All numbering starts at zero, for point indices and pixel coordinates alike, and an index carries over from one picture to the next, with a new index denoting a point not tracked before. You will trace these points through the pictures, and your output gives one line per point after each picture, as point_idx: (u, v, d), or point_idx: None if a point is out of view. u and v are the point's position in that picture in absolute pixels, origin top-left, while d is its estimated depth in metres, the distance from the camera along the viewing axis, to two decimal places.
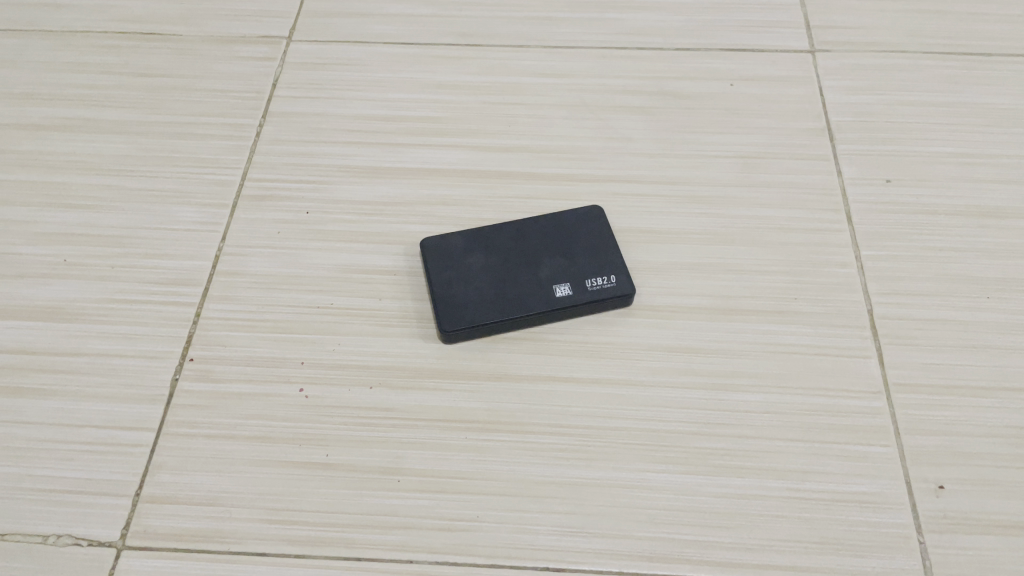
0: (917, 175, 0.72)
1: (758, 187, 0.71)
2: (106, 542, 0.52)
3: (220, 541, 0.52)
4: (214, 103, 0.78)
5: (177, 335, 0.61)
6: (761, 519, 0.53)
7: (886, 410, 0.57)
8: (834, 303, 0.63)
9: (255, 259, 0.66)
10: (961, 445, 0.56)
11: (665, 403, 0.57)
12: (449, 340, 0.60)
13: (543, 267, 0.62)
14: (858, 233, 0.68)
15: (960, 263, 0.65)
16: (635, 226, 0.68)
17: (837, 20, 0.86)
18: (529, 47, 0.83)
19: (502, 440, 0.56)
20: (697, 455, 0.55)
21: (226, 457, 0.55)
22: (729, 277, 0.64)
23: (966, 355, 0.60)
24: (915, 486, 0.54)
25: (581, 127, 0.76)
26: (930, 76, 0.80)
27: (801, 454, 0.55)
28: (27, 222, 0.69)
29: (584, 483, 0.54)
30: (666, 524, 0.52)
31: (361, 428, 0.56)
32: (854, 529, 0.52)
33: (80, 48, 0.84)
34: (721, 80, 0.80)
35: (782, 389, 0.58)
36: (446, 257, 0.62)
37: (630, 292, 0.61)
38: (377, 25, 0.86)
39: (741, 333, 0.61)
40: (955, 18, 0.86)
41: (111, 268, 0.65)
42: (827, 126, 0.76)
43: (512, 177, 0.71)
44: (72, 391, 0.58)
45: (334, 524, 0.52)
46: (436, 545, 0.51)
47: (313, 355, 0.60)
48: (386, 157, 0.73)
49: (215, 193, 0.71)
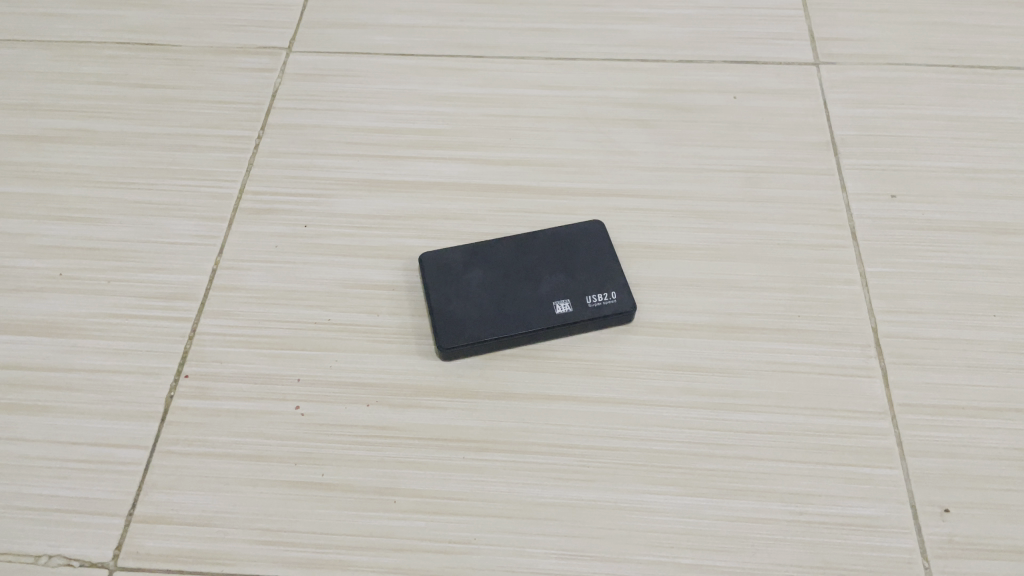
0: (923, 190, 0.71)
1: (762, 201, 0.70)
2: (99, 563, 0.51)
3: (213, 562, 0.51)
4: (213, 114, 0.78)
5: (174, 351, 0.61)
6: (763, 543, 0.52)
7: (891, 431, 0.56)
8: (838, 321, 0.62)
9: (253, 273, 0.65)
10: (966, 468, 0.55)
11: (666, 422, 0.57)
12: (448, 357, 0.59)
13: (543, 283, 0.61)
14: (863, 249, 0.67)
15: (966, 280, 0.64)
16: (637, 241, 0.67)
17: (842, 32, 0.86)
18: (531, 59, 0.83)
19: (500, 460, 0.55)
20: (698, 476, 0.54)
21: (221, 476, 0.54)
22: (732, 294, 0.64)
23: (973, 375, 0.59)
24: (921, 509, 0.53)
25: (582, 140, 0.75)
26: (936, 89, 0.79)
27: (804, 476, 0.54)
28: (24, 235, 0.68)
29: (583, 505, 0.53)
30: (667, 548, 0.52)
31: (357, 447, 0.55)
32: (858, 554, 0.51)
33: (80, 58, 0.83)
34: (724, 92, 0.79)
35: (784, 410, 0.57)
36: (444, 273, 0.62)
37: (631, 309, 0.60)
38: (378, 36, 0.86)
39: (744, 351, 0.60)
40: (961, 30, 0.85)
41: (107, 282, 0.65)
42: (832, 140, 0.75)
43: (512, 191, 0.71)
44: (66, 408, 0.57)
45: (329, 545, 0.51)
46: (432, 568, 0.51)
47: (310, 372, 0.59)
48: (386, 169, 0.73)
49: (213, 206, 0.70)
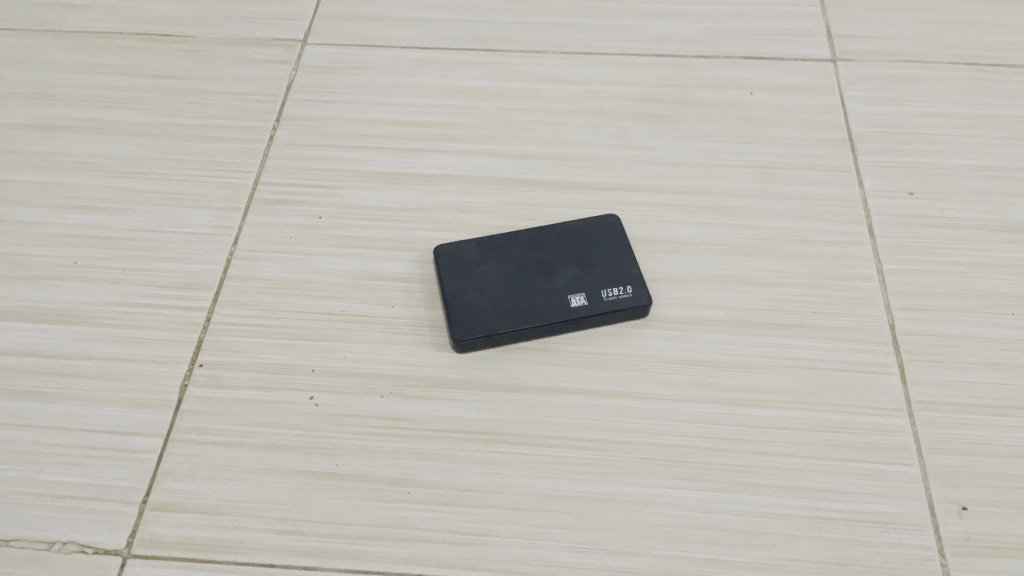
0: (940, 188, 0.70)
1: (777, 198, 0.70)
2: (113, 550, 0.51)
3: (227, 551, 0.51)
4: (227, 106, 0.78)
5: (188, 340, 0.61)
6: (779, 538, 0.51)
7: (907, 428, 0.56)
8: (856, 318, 0.62)
9: (268, 264, 0.65)
10: (985, 466, 0.54)
11: (681, 417, 0.56)
12: (462, 349, 0.59)
13: (558, 276, 0.61)
14: (880, 246, 0.66)
15: (984, 278, 0.64)
16: (652, 235, 0.67)
17: (858, 29, 0.85)
18: (546, 53, 0.83)
19: (514, 452, 0.55)
20: (714, 471, 0.54)
21: (234, 465, 0.54)
22: (749, 290, 0.63)
23: (991, 374, 0.58)
24: (938, 507, 0.53)
25: (597, 134, 0.75)
26: (953, 87, 0.79)
27: (820, 472, 0.54)
28: (38, 223, 0.68)
29: (597, 498, 0.53)
30: (682, 542, 0.51)
31: (372, 438, 0.55)
32: (874, 550, 0.51)
33: (95, 49, 0.84)
34: (739, 88, 0.79)
35: (800, 406, 0.57)
36: (459, 265, 0.62)
37: (647, 303, 0.60)
38: (393, 29, 0.85)
39: (760, 346, 0.60)
40: (978, 28, 0.85)
41: (121, 271, 0.65)
42: (849, 136, 0.75)
43: (527, 185, 0.70)
44: (80, 396, 0.57)
45: (343, 535, 0.51)
46: (446, 560, 0.50)
47: (324, 362, 0.59)
48: (401, 162, 0.72)
49: (228, 197, 0.70)
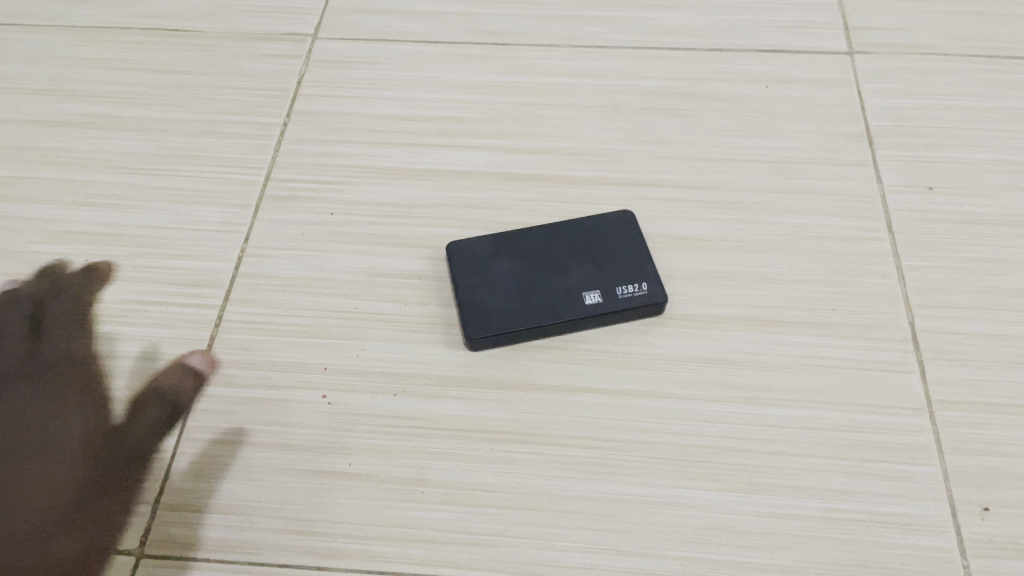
0: (959, 183, 0.69)
1: (794, 193, 0.69)
2: (125, 550, 0.50)
3: (240, 551, 0.50)
4: (237, 101, 0.77)
5: (200, 338, 0.60)
6: (797, 540, 0.51)
7: (928, 428, 0.55)
8: (875, 315, 0.61)
9: (279, 261, 0.65)
10: (1007, 467, 0.53)
11: (697, 416, 0.56)
12: (474, 347, 0.58)
13: (572, 274, 0.60)
14: (899, 242, 0.65)
15: (1005, 275, 0.63)
16: (667, 232, 0.66)
17: (875, 21, 0.84)
18: (557, 46, 0.82)
19: (529, 452, 0.54)
20: (730, 472, 0.53)
21: (247, 464, 0.54)
22: (765, 287, 0.62)
23: (1012, 372, 0.57)
24: (960, 508, 0.52)
25: (611, 129, 0.74)
26: (973, 81, 0.77)
27: (839, 473, 0.53)
28: (48, 221, 0.68)
29: (612, 498, 0.52)
30: (699, 543, 0.51)
31: (385, 437, 0.55)
32: (894, 552, 0.50)
33: (105, 43, 0.83)
34: (754, 82, 0.78)
35: (819, 405, 0.56)
36: (472, 263, 0.61)
37: (662, 300, 0.59)
38: (403, 23, 0.85)
39: (777, 345, 0.59)
40: (996, 20, 0.83)
41: (133, 269, 0.65)
42: (866, 130, 0.74)
43: (540, 181, 0.70)
44: (93, 395, 0.57)
45: (356, 536, 0.51)
46: (460, 561, 0.50)
47: (336, 361, 0.58)
48: (412, 157, 0.72)
49: (238, 193, 0.70)
